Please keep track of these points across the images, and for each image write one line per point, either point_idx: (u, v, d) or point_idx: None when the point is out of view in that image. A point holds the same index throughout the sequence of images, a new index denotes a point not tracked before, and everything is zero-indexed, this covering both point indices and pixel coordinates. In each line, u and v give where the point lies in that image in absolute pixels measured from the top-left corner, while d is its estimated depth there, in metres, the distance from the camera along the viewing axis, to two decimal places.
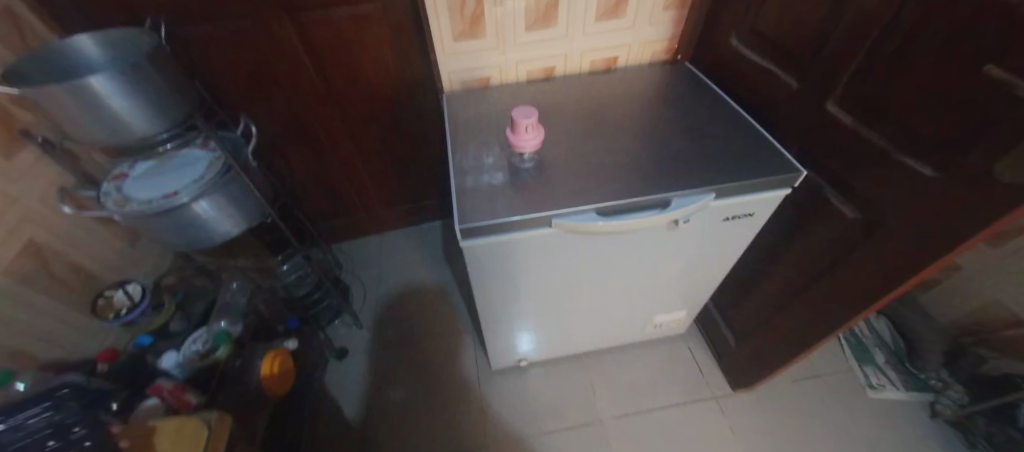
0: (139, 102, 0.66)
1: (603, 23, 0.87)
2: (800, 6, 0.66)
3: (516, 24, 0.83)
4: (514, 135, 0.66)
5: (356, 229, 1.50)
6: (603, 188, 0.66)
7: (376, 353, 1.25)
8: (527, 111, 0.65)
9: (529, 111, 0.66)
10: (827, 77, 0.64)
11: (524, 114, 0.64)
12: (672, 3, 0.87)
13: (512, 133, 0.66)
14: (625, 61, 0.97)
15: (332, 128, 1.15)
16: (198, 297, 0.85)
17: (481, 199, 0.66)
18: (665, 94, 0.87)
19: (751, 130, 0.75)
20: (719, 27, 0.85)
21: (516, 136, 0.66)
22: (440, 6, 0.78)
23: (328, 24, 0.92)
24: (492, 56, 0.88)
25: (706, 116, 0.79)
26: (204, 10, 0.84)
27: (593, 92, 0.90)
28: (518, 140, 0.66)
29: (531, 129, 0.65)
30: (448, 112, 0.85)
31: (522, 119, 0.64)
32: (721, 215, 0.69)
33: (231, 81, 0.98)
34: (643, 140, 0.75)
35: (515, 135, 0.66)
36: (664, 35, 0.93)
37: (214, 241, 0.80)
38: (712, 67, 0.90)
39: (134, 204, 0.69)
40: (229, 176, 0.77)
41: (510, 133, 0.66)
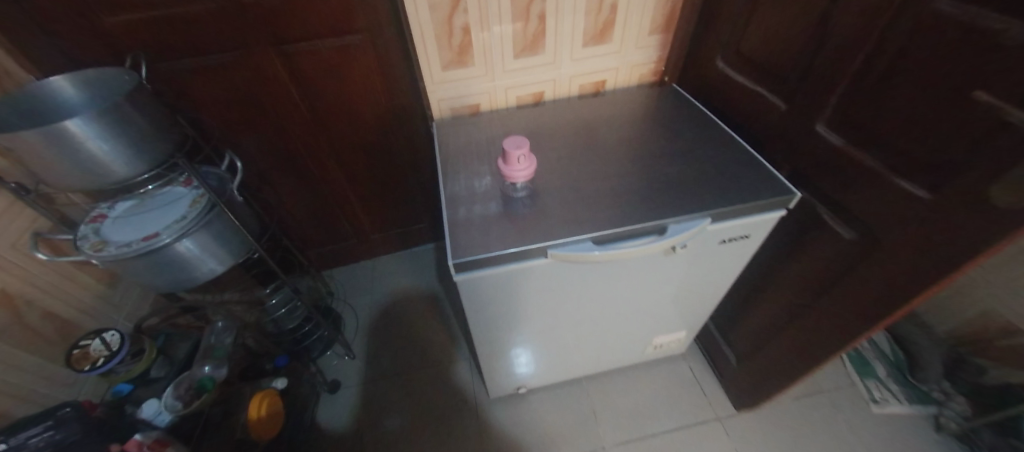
0: (119, 143, 0.64)
1: (590, 49, 0.88)
2: (784, 31, 0.67)
3: (505, 51, 0.84)
4: (506, 165, 0.65)
5: (347, 255, 1.47)
6: (598, 216, 0.65)
7: (370, 385, 1.20)
8: (518, 141, 0.64)
9: (521, 140, 0.65)
10: (815, 98, 0.65)
11: (516, 145, 0.63)
12: (657, 27, 0.89)
13: (503, 164, 0.65)
14: (613, 84, 0.98)
15: (321, 156, 1.14)
16: (181, 338, 0.81)
17: (474, 231, 0.64)
18: (655, 117, 0.88)
19: (742, 151, 0.75)
20: (705, 50, 0.86)
21: (507, 167, 0.65)
22: (428, 36, 0.78)
23: (316, 54, 0.92)
24: (482, 83, 0.88)
25: (697, 138, 0.79)
26: (188, 44, 0.83)
27: (583, 115, 0.90)
28: (510, 170, 0.65)
29: (523, 159, 0.64)
30: (438, 140, 0.84)
31: (514, 150, 0.64)
32: (716, 239, 0.68)
33: (217, 114, 0.96)
34: (635, 165, 0.75)
35: (507, 165, 0.65)
36: (651, 58, 0.95)
37: (198, 280, 0.77)
38: (699, 88, 0.91)
39: (112, 247, 0.66)
40: (213, 214, 0.75)
41: (501, 164, 0.65)
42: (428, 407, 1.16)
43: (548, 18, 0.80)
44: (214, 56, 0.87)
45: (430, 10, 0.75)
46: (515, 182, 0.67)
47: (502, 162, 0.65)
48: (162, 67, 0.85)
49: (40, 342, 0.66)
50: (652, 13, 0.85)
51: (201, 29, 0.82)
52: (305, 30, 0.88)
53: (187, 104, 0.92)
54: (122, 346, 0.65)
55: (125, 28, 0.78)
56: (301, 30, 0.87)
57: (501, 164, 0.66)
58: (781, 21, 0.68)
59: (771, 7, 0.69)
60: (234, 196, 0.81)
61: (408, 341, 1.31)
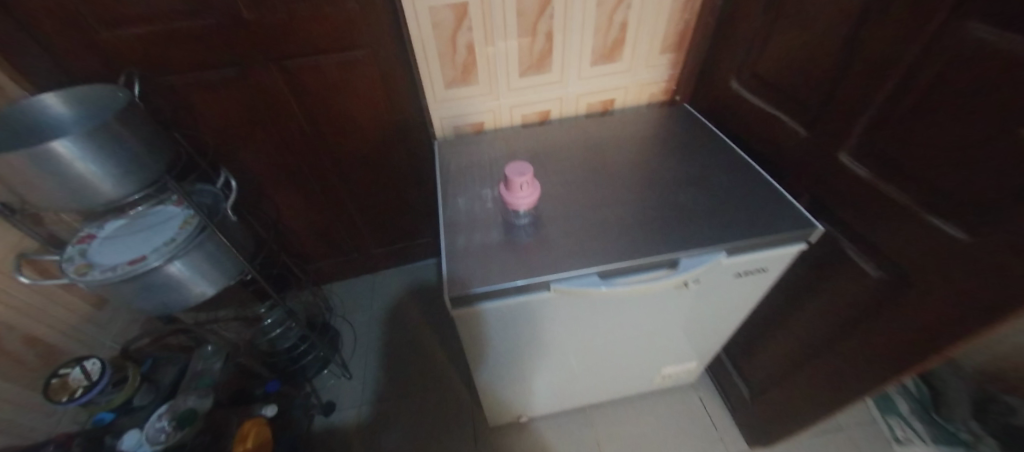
0: (109, 162, 0.62)
1: (599, 68, 0.85)
2: (806, 54, 0.63)
3: (510, 69, 0.81)
4: (508, 192, 0.62)
5: (348, 270, 1.44)
6: (606, 247, 0.61)
7: (366, 407, 1.16)
8: (522, 168, 0.61)
9: (525, 166, 0.62)
10: (839, 125, 0.61)
11: (519, 172, 0.60)
12: (669, 46, 0.85)
13: (505, 190, 0.62)
14: (622, 103, 0.94)
15: (321, 171, 1.11)
16: (168, 363, 0.78)
17: (473, 261, 0.61)
18: (666, 139, 0.84)
19: (759, 178, 0.71)
20: (718, 71, 0.83)
21: (509, 194, 0.61)
22: (431, 54, 0.76)
23: (317, 69, 0.90)
24: (486, 101, 0.86)
25: (711, 163, 0.76)
26: (187, 59, 0.81)
27: (591, 136, 0.87)
28: (512, 198, 0.61)
29: (526, 186, 0.61)
30: (440, 161, 0.81)
31: (516, 178, 0.60)
32: (732, 273, 0.64)
33: (216, 130, 0.94)
34: (645, 191, 0.71)
35: (509, 192, 0.62)
36: (661, 77, 0.91)
37: (188, 303, 0.74)
38: (712, 110, 0.87)
39: (97, 270, 0.63)
40: (204, 236, 0.72)
41: (503, 190, 0.62)
42: (425, 433, 1.11)
43: (555, 36, 0.77)
44: (214, 71, 0.85)
45: (433, 28, 0.72)
46: (517, 210, 0.63)
47: (504, 188, 0.62)
48: (159, 82, 0.83)
49: (19, 369, 0.63)
50: (663, 32, 0.82)
51: (200, 44, 0.80)
52: (306, 45, 0.85)
53: (185, 119, 0.90)
54: (103, 376, 0.62)
55: (122, 43, 0.76)
56: (301, 45, 0.85)
57: (503, 190, 0.62)
58: (801, 43, 0.64)
59: (790, 29, 0.65)
60: (228, 216, 0.78)
61: (406, 362, 1.26)
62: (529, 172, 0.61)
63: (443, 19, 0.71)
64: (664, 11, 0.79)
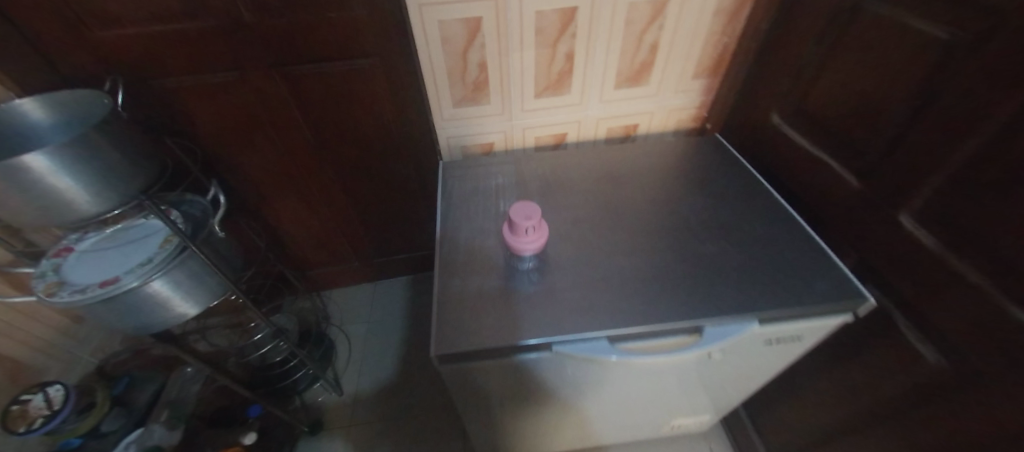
0: (87, 176, 0.58)
1: (623, 90, 0.77)
2: (867, 96, 0.55)
3: (525, 89, 0.74)
4: (511, 234, 0.55)
5: (349, 279, 1.40)
6: (619, 305, 0.54)
7: (357, 427, 1.12)
8: (529, 211, 0.54)
9: (533, 206, 0.55)
10: (904, 183, 0.52)
11: (526, 216, 0.53)
12: (702, 71, 0.77)
13: (509, 232, 0.55)
14: (647, 128, 0.86)
15: (323, 180, 1.06)
16: (144, 383, 0.73)
17: (468, 312, 0.54)
18: (694, 175, 0.76)
19: (800, 231, 0.63)
20: (757, 101, 0.74)
21: (513, 238, 0.55)
22: (439, 70, 0.69)
23: (320, 77, 0.84)
24: (497, 121, 0.79)
25: (744, 208, 0.67)
26: (183, 62, 0.76)
27: (611, 165, 0.79)
28: (516, 242, 0.54)
29: (533, 230, 0.54)
30: (443, 186, 0.75)
31: (523, 222, 0.53)
32: (763, 342, 0.56)
33: (213, 136, 0.89)
34: (668, 238, 0.63)
35: (513, 235, 0.55)
36: (692, 103, 0.83)
37: (166, 325, 0.70)
38: (747, 143, 0.79)
39: (67, 291, 0.59)
40: (185, 255, 0.67)
41: (507, 233, 0.55)
42: None
43: (577, 56, 0.70)
44: (212, 75, 0.80)
45: (442, 43, 0.66)
46: (521, 254, 0.56)
47: (508, 230, 0.55)
48: (154, 85, 0.78)
49: None
50: (698, 55, 0.74)
51: (197, 47, 0.75)
52: (309, 51, 0.80)
53: (181, 124, 0.85)
54: (66, 404, 0.58)
55: (114, 44, 0.71)
56: (304, 51, 0.80)
57: (507, 232, 0.56)
58: (861, 83, 0.55)
59: (847, 65, 0.57)
60: (216, 231, 0.73)
61: (401, 380, 1.21)
62: (537, 214, 0.54)
63: (454, 33, 0.64)
64: (700, 33, 0.71)
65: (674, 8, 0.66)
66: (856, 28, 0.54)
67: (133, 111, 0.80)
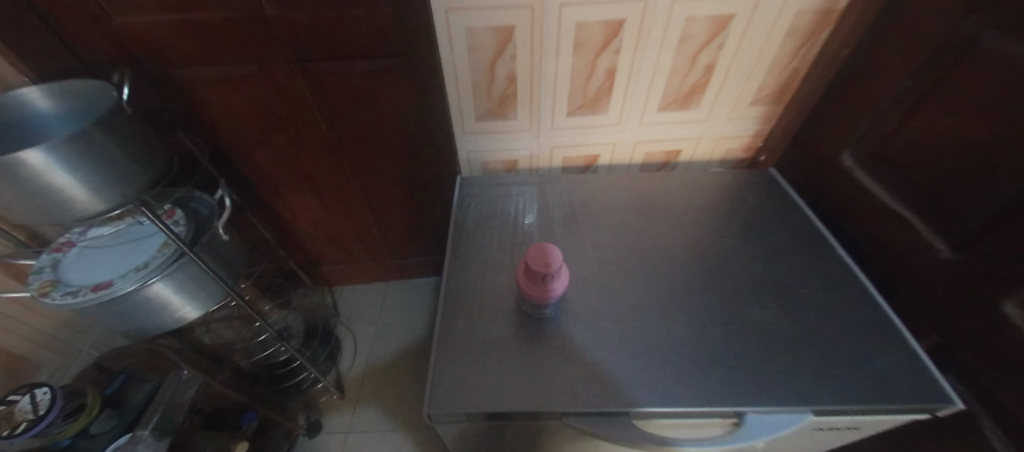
0: (88, 174, 0.55)
1: (667, 113, 0.68)
2: (968, 152, 0.45)
3: (557, 106, 0.66)
4: (528, 282, 0.49)
5: (362, 277, 1.37)
6: (642, 375, 0.47)
7: (355, 435, 1.09)
8: (548, 258, 0.47)
9: (553, 247, 0.48)
10: (1017, 268, 0.42)
11: (544, 263, 0.46)
12: (763, 97, 0.68)
13: (526, 279, 0.49)
14: (690, 155, 0.77)
15: (340, 180, 1.02)
16: (139, 381, 0.71)
17: (470, 364, 0.49)
18: (741, 217, 0.67)
19: (867, 302, 0.53)
20: (826, 138, 0.64)
21: (531, 286, 0.48)
22: (464, 80, 0.63)
23: (341, 75, 0.79)
24: (523, 139, 0.72)
25: (798, 265, 0.58)
26: (199, 52, 0.72)
27: (646, 196, 0.71)
28: (534, 291, 0.48)
29: (554, 277, 0.47)
30: (458, 206, 0.69)
31: (541, 270, 0.46)
32: (811, 431, 0.47)
33: (230, 129, 0.85)
34: (705, 293, 0.55)
35: (530, 283, 0.49)
36: (748, 131, 0.74)
37: (164, 329, 0.67)
38: (808, 183, 0.69)
39: (59, 292, 0.57)
40: (183, 261, 0.63)
41: (525, 280, 0.49)
42: None
43: (618, 73, 0.62)
44: (229, 67, 0.75)
45: (469, 52, 0.59)
46: (541, 304, 0.49)
47: (525, 277, 0.49)
48: (171, 76, 0.74)
49: None
50: (759, 79, 0.64)
51: (217, 38, 0.70)
52: (330, 48, 0.74)
53: (198, 117, 0.82)
54: (51, 409, 0.55)
55: (131, 32, 0.67)
56: (325, 48, 0.74)
57: (523, 279, 0.49)
58: (962, 138, 0.45)
59: (947, 112, 0.47)
60: (218, 234, 0.69)
61: (404, 390, 1.17)
62: (558, 258, 0.47)
63: (482, 42, 0.58)
64: (766, 56, 0.61)
65: (738, 26, 0.57)
66: (968, 68, 0.44)
67: (149, 100, 0.76)
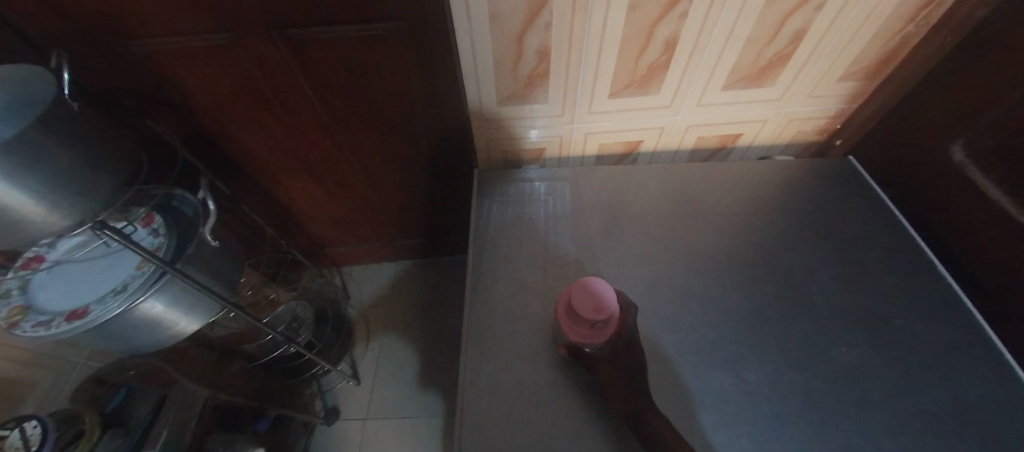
0: (41, 188, 0.45)
1: (732, 92, 0.56)
2: None
3: (598, 86, 0.54)
4: (572, 321, 0.42)
5: (372, 257, 1.30)
6: (688, 431, 0.40)
7: (372, 421, 1.07)
8: (600, 305, 0.39)
9: (605, 284, 0.41)
10: None
11: (597, 308, 0.39)
12: (856, 70, 0.55)
13: (569, 317, 0.42)
14: (751, 139, 0.65)
15: (341, 163, 0.89)
16: (144, 393, 0.65)
17: (501, 417, 0.43)
18: (815, 219, 0.56)
19: (977, 335, 0.44)
20: (927, 125, 0.52)
21: (575, 329, 0.41)
22: (483, 56, 0.51)
23: (331, 45, 0.62)
24: (552, 124, 0.61)
25: (890, 286, 0.49)
26: (152, 18, 0.55)
27: (698, 192, 0.60)
28: (579, 337, 0.41)
29: (604, 321, 0.41)
30: (478, 206, 0.60)
31: (592, 316, 0.39)
32: None
33: (209, 109, 0.71)
34: (776, 322, 0.47)
35: (574, 322, 0.42)
36: (827, 111, 0.61)
37: (160, 346, 0.61)
38: (898, 178, 0.57)
39: (30, 323, 0.49)
40: (166, 281, 0.55)
41: (568, 321, 0.42)
42: None
43: (681, 44, 0.49)
44: (194, 37, 0.59)
45: (491, 20, 0.47)
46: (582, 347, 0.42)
47: (568, 318, 0.42)
48: (126, 48, 0.59)
49: None
50: (858, 47, 0.51)
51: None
52: (318, 11, 0.56)
53: (171, 96, 0.68)
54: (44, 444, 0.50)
55: None
56: (309, 10, 0.56)
57: (565, 318, 0.42)
58: None
59: None
60: (207, 241, 0.61)
61: (419, 376, 1.14)
62: (611, 300, 0.40)
63: (508, 7, 0.45)
64: (875, 18, 0.48)
65: None
66: None
67: (105, 79, 0.62)
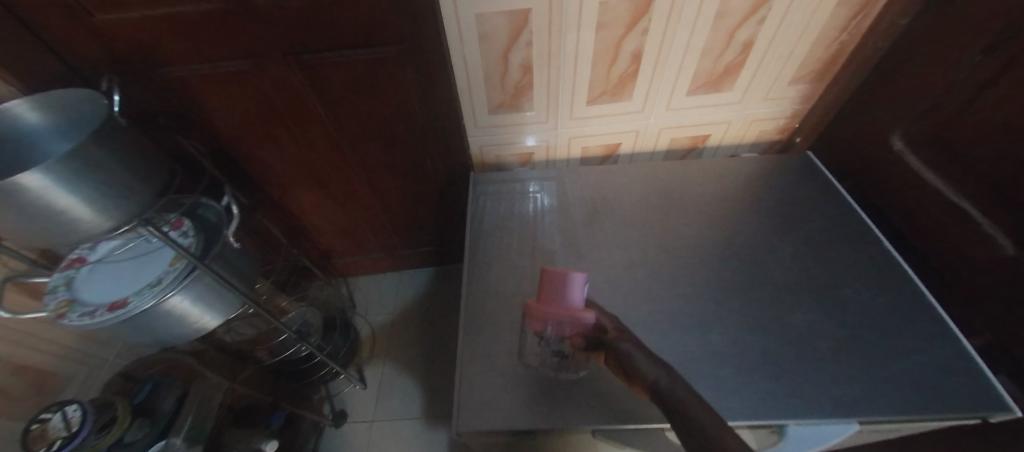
0: (91, 193, 0.52)
1: (696, 97, 0.63)
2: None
3: (576, 94, 0.62)
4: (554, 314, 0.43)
5: (376, 266, 1.35)
6: None
7: (379, 423, 1.11)
8: (574, 276, 0.42)
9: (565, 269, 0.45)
10: None
11: (566, 275, 0.43)
12: (804, 75, 0.62)
13: (547, 312, 0.43)
14: (718, 140, 0.72)
15: (348, 176, 0.96)
16: (169, 387, 0.71)
17: (494, 383, 0.48)
18: (777, 206, 0.63)
19: (918, 300, 0.50)
20: (870, 120, 0.59)
21: (563, 317, 0.42)
22: (475, 71, 0.60)
23: (340, 67, 0.69)
24: (539, 130, 0.68)
25: (841, 261, 0.55)
26: (186, 49, 0.63)
27: (672, 187, 0.67)
28: (572, 321, 0.42)
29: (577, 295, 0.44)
30: (473, 206, 0.67)
31: (568, 278, 0.43)
32: (854, 438, 0.45)
33: (232, 129, 0.79)
34: (739, 294, 0.53)
35: (551, 307, 0.43)
36: (784, 112, 0.69)
37: (187, 339, 0.66)
38: (850, 168, 0.63)
39: (76, 313, 0.56)
40: (194, 276, 0.61)
41: (558, 319, 0.43)
42: None
43: (646, 56, 0.56)
44: (222, 64, 0.67)
45: (480, 40, 0.55)
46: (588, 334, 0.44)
47: (557, 314, 0.43)
48: (163, 75, 0.67)
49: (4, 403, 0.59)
50: (802, 55, 0.59)
51: (208, 32, 0.61)
52: (330, 38, 0.64)
53: (197, 117, 0.76)
54: (83, 425, 0.55)
55: (117, 31, 0.59)
56: (323, 38, 0.64)
57: (554, 319, 0.43)
58: None
59: (1005, 96, 0.42)
60: (230, 242, 0.67)
61: (424, 376, 1.19)
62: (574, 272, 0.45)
63: (494, 30, 0.54)
64: (812, 29, 0.55)
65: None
66: None
67: (142, 102, 0.70)
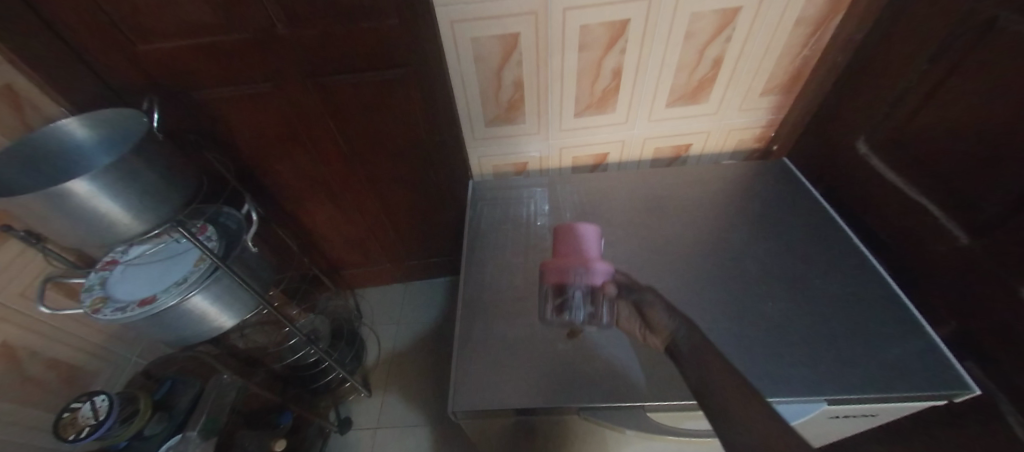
0: (129, 200, 0.57)
1: (676, 109, 0.69)
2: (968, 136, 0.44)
3: (565, 108, 0.68)
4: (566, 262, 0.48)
5: (382, 278, 1.40)
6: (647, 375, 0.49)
7: (382, 430, 1.14)
8: (584, 228, 0.50)
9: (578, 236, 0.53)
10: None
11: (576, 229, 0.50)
12: (773, 87, 0.68)
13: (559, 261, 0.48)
14: (700, 148, 0.78)
15: (357, 189, 1.02)
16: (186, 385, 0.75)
17: (488, 367, 0.52)
18: (753, 208, 0.67)
19: (882, 290, 0.54)
20: (835, 127, 0.64)
21: (573, 263, 0.47)
22: (472, 87, 0.66)
23: (351, 88, 0.76)
24: (533, 141, 0.74)
25: (811, 255, 0.59)
26: (215, 73, 0.71)
27: (657, 192, 0.71)
28: (581, 265, 0.47)
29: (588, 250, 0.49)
30: (472, 211, 0.72)
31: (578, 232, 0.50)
32: (826, 419, 0.48)
33: (252, 145, 0.86)
34: (716, 287, 0.57)
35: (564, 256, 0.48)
36: (760, 122, 0.74)
37: (205, 337, 0.71)
38: (822, 172, 0.68)
39: (109, 308, 0.61)
40: (215, 276, 0.66)
41: (576, 267, 0.47)
42: None
43: (625, 72, 0.63)
44: (246, 86, 0.74)
45: (475, 60, 0.62)
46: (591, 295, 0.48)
47: (570, 260, 0.47)
48: (194, 96, 0.75)
49: (39, 394, 0.64)
50: (769, 69, 0.65)
51: (236, 58, 0.69)
52: (343, 63, 0.71)
53: (222, 134, 0.83)
54: (109, 414, 0.60)
55: (156, 58, 0.67)
56: (336, 62, 0.71)
57: (571, 267, 0.47)
58: (976, 129, 0.44)
59: (948, 100, 0.46)
60: (248, 247, 0.73)
61: (426, 384, 1.22)
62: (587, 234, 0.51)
63: (489, 51, 0.60)
64: (774, 45, 0.61)
65: (744, 20, 0.57)
66: (976, 55, 0.43)
67: (174, 120, 0.78)
